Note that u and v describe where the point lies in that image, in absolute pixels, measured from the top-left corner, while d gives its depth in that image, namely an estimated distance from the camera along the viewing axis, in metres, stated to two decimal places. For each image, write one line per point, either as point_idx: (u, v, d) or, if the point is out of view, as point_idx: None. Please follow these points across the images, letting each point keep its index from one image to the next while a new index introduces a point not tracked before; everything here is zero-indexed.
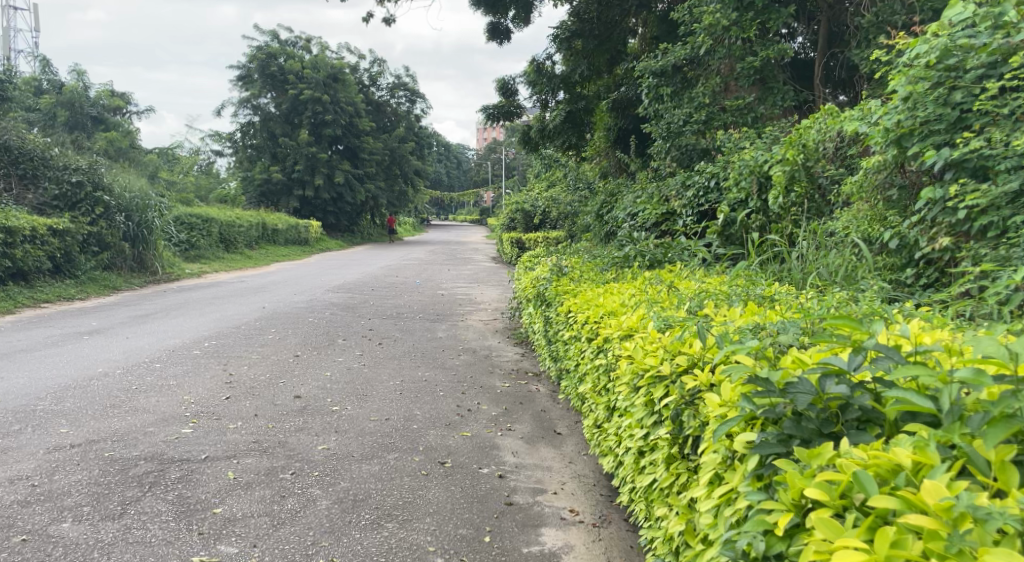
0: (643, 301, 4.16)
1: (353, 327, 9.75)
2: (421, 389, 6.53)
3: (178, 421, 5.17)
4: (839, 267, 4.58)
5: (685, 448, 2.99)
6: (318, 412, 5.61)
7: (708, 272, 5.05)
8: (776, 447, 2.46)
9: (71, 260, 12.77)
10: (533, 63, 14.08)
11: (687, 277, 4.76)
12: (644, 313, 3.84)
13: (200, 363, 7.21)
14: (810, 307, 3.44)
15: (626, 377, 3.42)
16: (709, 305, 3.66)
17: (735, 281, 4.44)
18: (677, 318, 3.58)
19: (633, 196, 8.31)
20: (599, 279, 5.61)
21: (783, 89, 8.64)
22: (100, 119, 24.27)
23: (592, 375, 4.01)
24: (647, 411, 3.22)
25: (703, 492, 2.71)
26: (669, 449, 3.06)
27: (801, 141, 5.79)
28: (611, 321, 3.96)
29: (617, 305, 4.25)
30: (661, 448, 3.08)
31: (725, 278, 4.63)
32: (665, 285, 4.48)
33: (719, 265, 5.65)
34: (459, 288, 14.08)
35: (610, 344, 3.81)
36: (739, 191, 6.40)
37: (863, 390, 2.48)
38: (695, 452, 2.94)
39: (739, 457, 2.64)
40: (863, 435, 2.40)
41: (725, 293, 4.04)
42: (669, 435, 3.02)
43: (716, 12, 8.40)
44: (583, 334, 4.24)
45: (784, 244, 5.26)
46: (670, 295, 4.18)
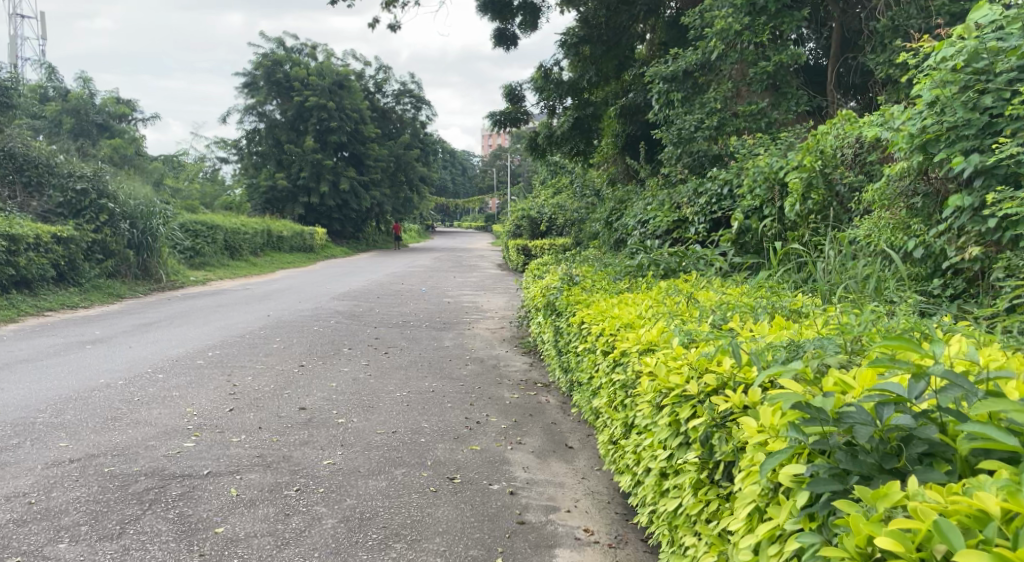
0: (662, 312, 4.05)
1: (359, 336, 9.63)
2: (428, 401, 6.40)
3: (180, 435, 5.05)
4: (866, 278, 4.42)
5: (715, 473, 2.91)
6: (323, 425, 5.48)
7: (724, 281, 4.92)
8: (832, 484, 2.35)
9: (75, 268, 12.69)
10: (540, 69, 13.97)
11: (705, 287, 4.63)
12: (664, 326, 3.72)
13: (203, 373, 7.09)
14: (846, 321, 3.32)
15: (648, 395, 3.31)
16: (733, 319, 3.55)
17: (756, 292, 4.32)
18: (702, 332, 3.47)
19: (644, 203, 8.19)
20: (611, 289, 5.47)
21: (797, 94, 8.54)
22: (106, 126, 24.25)
23: (607, 390, 3.90)
24: (671, 431, 3.13)
25: (742, 525, 2.62)
26: (698, 474, 2.97)
27: (817, 148, 5.68)
28: (629, 333, 3.85)
29: (634, 316, 4.13)
30: (689, 472, 2.99)
31: (746, 289, 4.50)
32: (683, 296, 4.36)
33: (736, 275, 5.52)
34: (465, 295, 13.95)
35: (627, 358, 3.70)
36: (754, 198, 6.29)
37: (927, 422, 2.37)
38: (726, 478, 2.86)
39: (783, 490, 2.54)
40: (932, 473, 2.30)
41: (746, 305, 3.93)
42: (698, 458, 2.95)
43: (728, 17, 8.29)
44: (599, 346, 4.13)
45: (808, 255, 5.11)
46: (690, 306, 4.06)
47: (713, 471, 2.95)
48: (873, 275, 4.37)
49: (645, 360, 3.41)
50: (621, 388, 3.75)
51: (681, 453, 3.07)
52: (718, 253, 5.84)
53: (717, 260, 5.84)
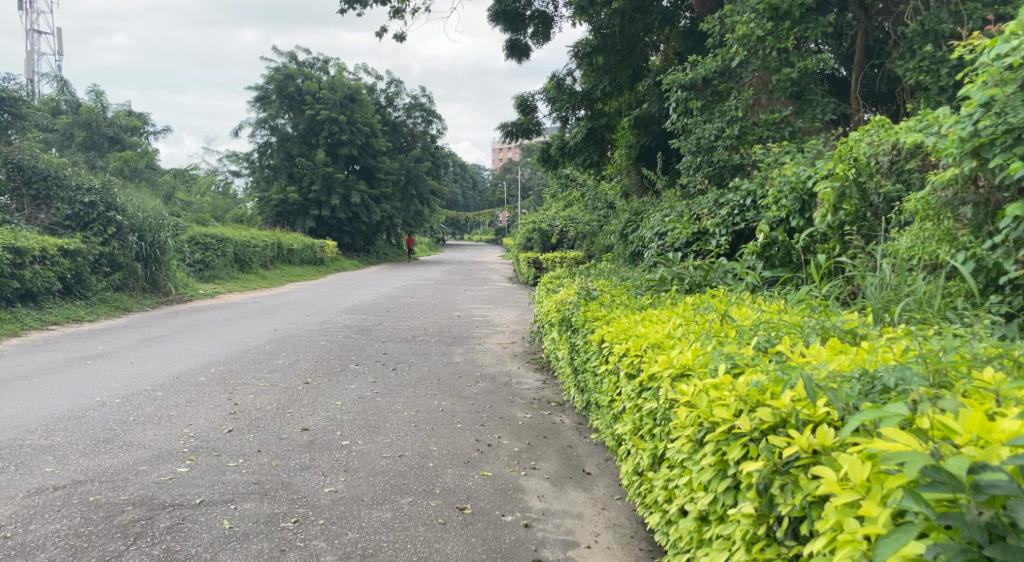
0: (693, 332, 3.77)
1: (367, 351, 9.33)
2: (437, 421, 6.09)
3: (174, 458, 4.77)
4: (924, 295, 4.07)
5: (775, 527, 2.65)
6: (326, 448, 5.18)
7: (754, 297, 4.61)
8: None
9: (81, 281, 12.48)
10: (553, 79, 13.70)
11: (738, 304, 4.32)
12: (699, 346, 3.45)
13: (204, 390, 6.81)
14: (914, 346, 3.07)
15: (687, 428, 3.04)
16: (781, 342, 3.29)
17: (796, 310, 4.01)
18: (746, 357, 3.20)
19: (661, 214, 7.86)
20: (631, 304, 5.16)
21: (822, 101, 8.26)
22: (117, 139, 24.16)
23: (631, 416, 3.60)
24: (716, 473, 2.87)
25: None
26: (753, 527, 2.70)
27: (850, 156, 5.36)
28: (660, 353, 3.57)
29: (663, 333, 3.84)
30: (740, 523, 2.72)
31: (784, 307, 4.21)
32: (713, 311, 4.08)
33: (767, 290, 5.22)
34: (476, 309, 13.64)
35: (657, 383, 3.41)
36: (780, 209, 6.03)
37: None
38: (790, 536, 2.60)
39: None
40: None
41: (790, 324, 3.65)
42: (755, 510, 2.68)
43: (750, 22, 8.02)
44: (621, 367, 3.83)
45: (851, 268, 4.78)
46: (725, 325, 3.77)
47: (770, 525, 2.69)
48: (929, 293, 4.05)
49: (682, 388, 3.13)
50: (649, 414, 3.47)
51: (728, 499, 2.81)
52: (746, 265, 5.54)
53: (745, 273, 5.54)
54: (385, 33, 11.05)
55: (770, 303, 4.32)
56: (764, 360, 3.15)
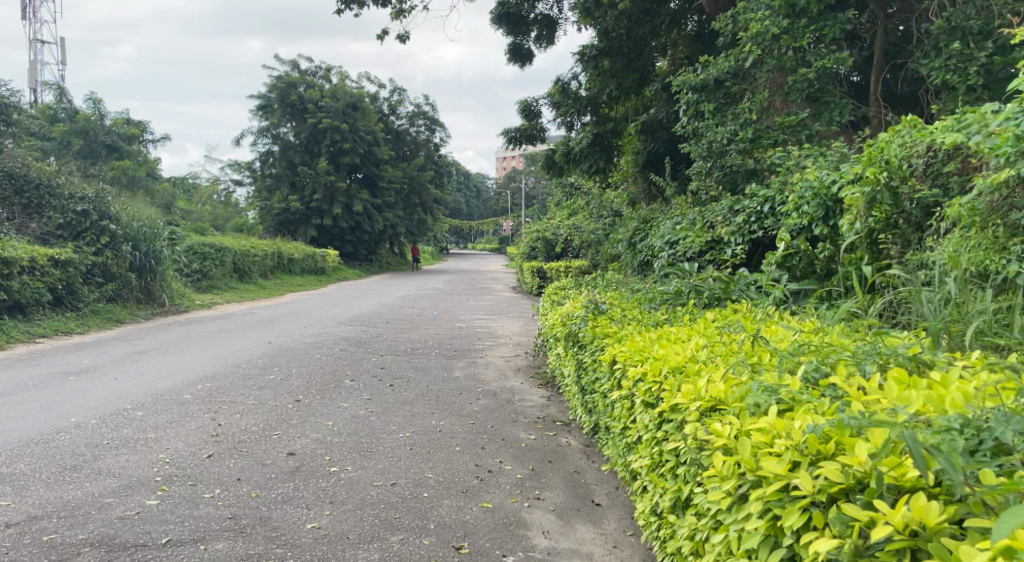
0: (719, 356, 3.42)
1: (364, 366, 8.92)
2: (435, 443, 5.67)
3: (145, 488, 4.39)
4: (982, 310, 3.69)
5: None
6: (313, 475, 4.80)
7: (782, 313, 4.25)
8: None
9: (73, 292, 12.11)
10: (557, 84, 13.30)
11: (767, 321, 3.96)
12: (733, 376, 3.11)
13: (188, 409, 6.42)
14: (1004, 385, 2.77)
15: (726, 479, 2.70)
16: (835, 374, 2.95)
17: (836, 331, 3.65)
18: (793, 392, 2.87)
19: (672, 222, 7.47)
20: (643, 320, 4.79)
21: (840, 103, 7.79)
22: (115, 147, 23.82)
23: (648, 450, 3.25)
24: (765, 540, 2.53)
25: None
26: None
27: (881, 157, 4.92)
28: (685, 380, 3.22)
29: (684, 355, 3.50)
30: None
31: (820, 326, 3.82)
32: (738, 329, 3.74)
33: (796, 304, 4.81)
34: (478, 321, 13.21)
35: (683, 418, 3.06)
36: (801, 216, 5.67)
37: None
38: None
39: None
40: None
41: (840, 346, 3.31)
42: None
43: (765, 20, 7.66)
44: (636, 393, 3.46)
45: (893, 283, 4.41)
46: (760, 348, 3.42)
47: None
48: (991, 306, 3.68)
49: (718, 430, 2.79)
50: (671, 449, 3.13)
51: None
52: (773, 276, 5.14)
53: (771, 285, 5.13)
54: (385, 36, 10.68)
55: (803, 320, 3.97)
56: (816, 398, 2.83)
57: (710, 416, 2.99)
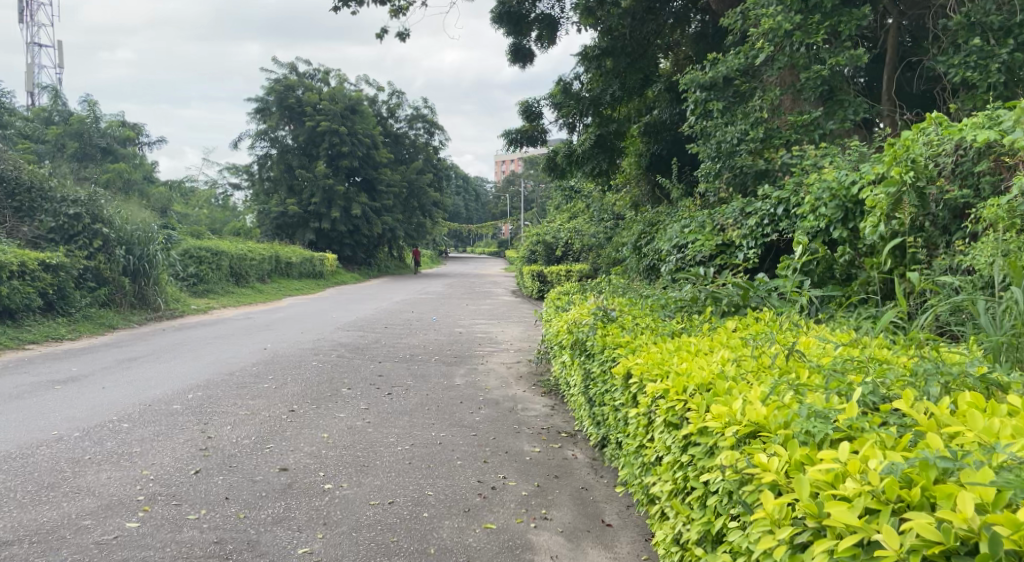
0: (753, 375, 3.25)
1: (361, 373, 8.65)
2: (434, 457, 5.40)
3: (126, 509, 4.14)
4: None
5: None
6: (306, 493, 4.53)
7: (810, 324, 4.05)
8: None
9: (65, 297, 11.82)
10: (559, 84, 12.95)
11: (794, 333, 3.77)
12: (774, 398, 2.94)
13: (176, 421, 6.14)
14: None
15: (778, 522, 2.51)
16: (898, 400, 2.76)
17: (876, 346, 3.46)
18: (848, 421, 2.69)
19: (680, 225, 7.22)
20: (656, 328, 4.56)
21: (856, 101, 7.50)
22: (109, 150, 23.53)
23: (673, 475, 3.07)
24: None
25: None
26: None
27: (907, 156, 4.68)
28: (717, 402, 3.04)
29: (710, 371, 3.33)
30: None
31: (855, 338, 3.61)
32: (770, 342, 3.57)
33: (823, 313, 4.56)
34: (479, 325, 12.92)
35: (720, 444, 2.87)
36: (818, 219, 5.45)
37: None
38: None
39: None
40: None
41: (888, 365, 3.14)
42: None
43: (776, 14, 7.38)
44: (660, 411, 3.28)
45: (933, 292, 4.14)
46: (802, 365, 3.23)
47: None
48: None
49: (766, 463, 2.60)
50: (699, 476, 2.96)
51: None
52: (796, 281, 4.89)
53: (795, 292, 4.88)
54: (384, 34, 10.42)
55: (837, 333, 3.81)
56: (880, 429, 2.66)
57: (748, 444, 2.82)
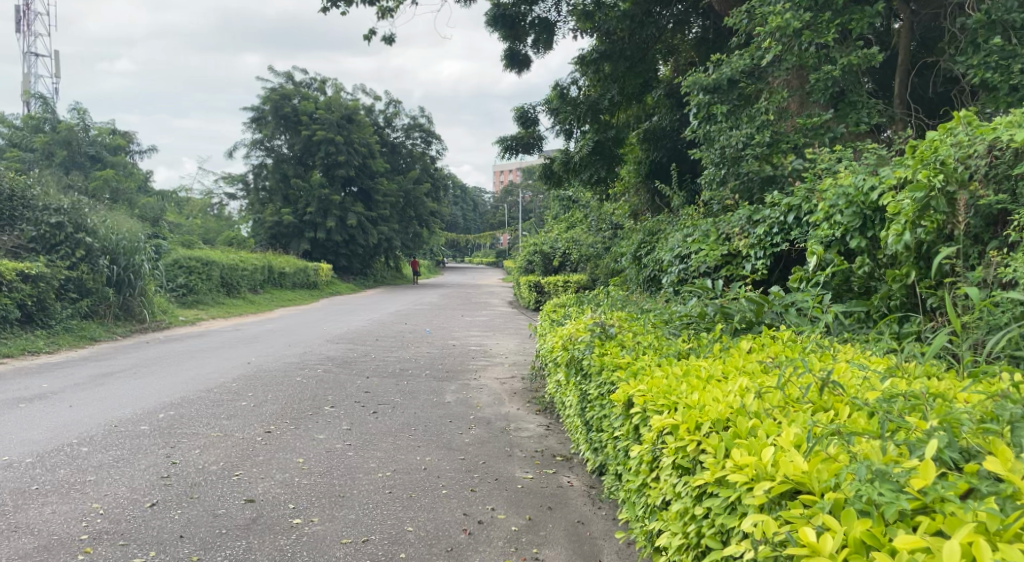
0: (781, 413, 2.89)
1: (347, 389, 8.20)
2: (417, 484, 4.97)
3: (64, 552, 3.80)
4: None
5: None
6: (271, 530, 4.13)
7: (835, 345, 3.69)
8: None
9: (44, 308, 11.35)
10: (556, 89, 12.66)
11: (824, 359, 3.40)
12: (816, 447, 2.58)
13: (141, 444, 5.71)
14: None
15: None
16: (983, 462, 2.41)
17: (926, 378, 3.10)
18: (925, 488, 2.34)
19: (683, 233, 6.87)
20: (659, 347, 4.15)
21: (868, 103, 7.11)
22: (98, 158, 23.06)
23: (687, 530, 2.71)
24: None
25: None
26: None
27: (934, 158, 4.29)
28: (741, 448, 2.68)
29: (729, 404, 2.97)
30: None
31: (898, 366, 3.25)
32: (797, 367, 3.22)
33: (846, 333, 4.17)
34: (473, 338, 12.47)
35: (749, 505, 2.52)
36: (832, 227, 5.08)
37: None
38: None
39: None
40: None
41: (950, 402, 2.78)
42: None
43: (785, 12, 6.97)
44: (669, 452, 2.92)
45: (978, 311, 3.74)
46: (846, 404, 2.87)
47: None
48: None
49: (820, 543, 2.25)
50: (717, 534, 2.62)
51: None
52: (815, 297, 4.49)
53: (814, 308, 4.48)
54: (373, 36, 10.04)
55: (871, 357, 3.47)
56: (968, 502, 2.31)
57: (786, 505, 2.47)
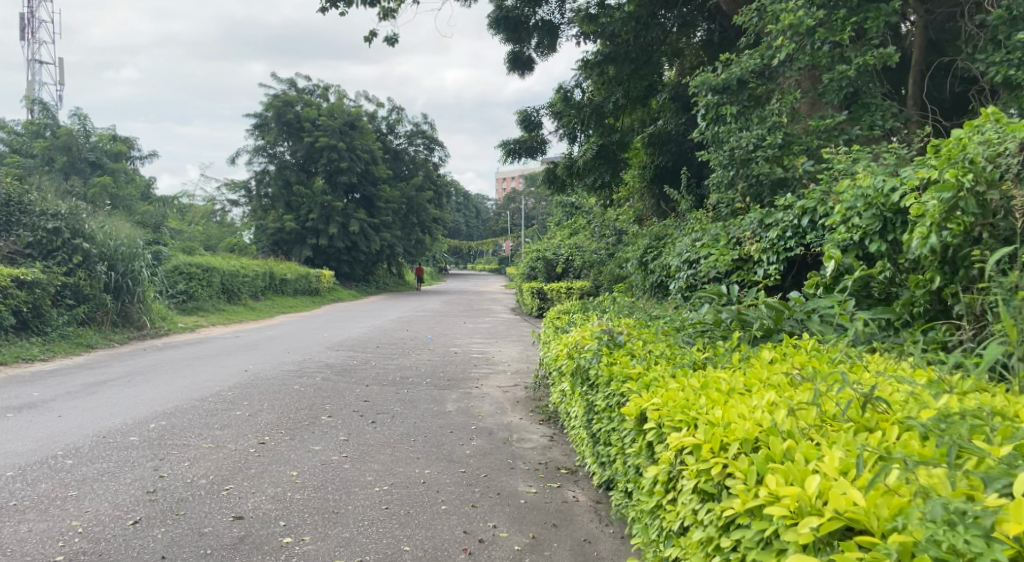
0: (818, 433, 2.71)
1: (345, 398, 7.97)
2: (415, 499, 4.75)
3: None
4: None
5: None
6: (259, 552, 3.93)
7: (867, 356, 3.51)
8: None
9: (40, 315, 11.12)
10: (560, 92, 12.45)
11: (857, 372, 3.22)
12: (869, 477, 2.39)
13: (129, 456, 5.49)
14: None
15: None
16: None
17: (973, 394, 2.94)
18: (1013, 532, 2.16)
19: (691, 237, 6.65)
20: (672, 357, 3.93)
21: (883, 105, 6.89)
22: (98, 164, 22.82)
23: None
24: None
25: None
26: None
27: (962, 157, 4.04)
28: (777, 474, 2.49)
29: (757, 421, 2.77)
30: None
31: (941, 383, 3.08)
32: (830, 379, 3.04)
33: (872, 344, 3.96)
34: (475, 345, 12.23)
35: (793, 541, 2.33)
36: (850, 231, 4.86)
37: None
38: None
39: None
40: None
41: (1009, 425, 2.62)
42: None
43: (797, 10, 6.75)
44: (691, 474, 2.72)
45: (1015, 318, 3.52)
46: (896, 426, 2.69)
47: None
48: None
49: None
50: None
51: None
52: (840, 302, 4.27)
53: (836, 316, 4.27)
54: (374, 38, 9.83)
55: (907, 368, 3.31)
56: None
57: (842, 545, 2.28)
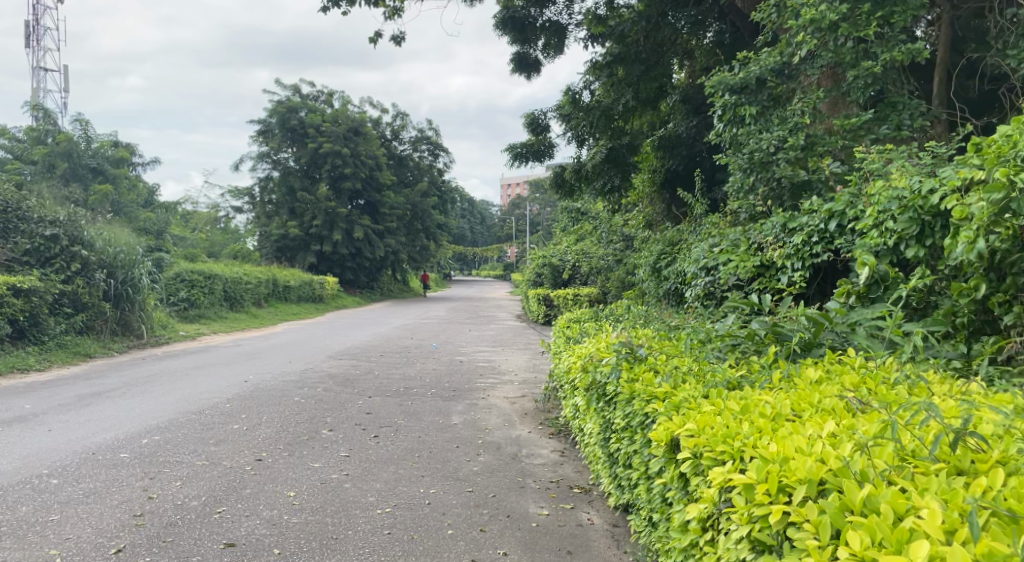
0: (900, 477, 2.48)
1: (347, 410, 7.67)
2: (419, 522, 4.45)
3: None
4: None
5: None
6: None
7: (930, 379, 3.26)
8: None
9: (36, 324, 10.83)
10: (567, 94, 12.20)
11: (924, 398, 2.98)
12: (980, 541, 2.17)
13: (118, 474, 5.19)
14: None
15: None
16: None
17: None
18: None
19: (709, 243, 6.34)
20: (700, 373, 3.65)
21: (911, 103, 6.58)
22: (100, 170, 22.54)
23: None
24: None
25: None
26: None
27: (1012, 155, 3.75)
28: (860, 529, 2.28)
29: (821, 459, 2.55)
30: None
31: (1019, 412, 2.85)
32: (903, 408, 2.81)
33: (920, 359, 3.69)
34: (481, 353, 11.90)
35: None
36: (883, 235, 4.56)
37: None
38: None
39: None
40: None
41: None
42: None
43: (820, 4, 6.44)
44: (742, 518, 2.50)
45: None
46: (987, 469, 2.48)
47: None
48: None
49: None
50: None
51: None
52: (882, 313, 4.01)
53: (878, 330, 3.99)
54: (379, 38, 9.55)
55: (979, 393, 3.09)
56: None
57: None
